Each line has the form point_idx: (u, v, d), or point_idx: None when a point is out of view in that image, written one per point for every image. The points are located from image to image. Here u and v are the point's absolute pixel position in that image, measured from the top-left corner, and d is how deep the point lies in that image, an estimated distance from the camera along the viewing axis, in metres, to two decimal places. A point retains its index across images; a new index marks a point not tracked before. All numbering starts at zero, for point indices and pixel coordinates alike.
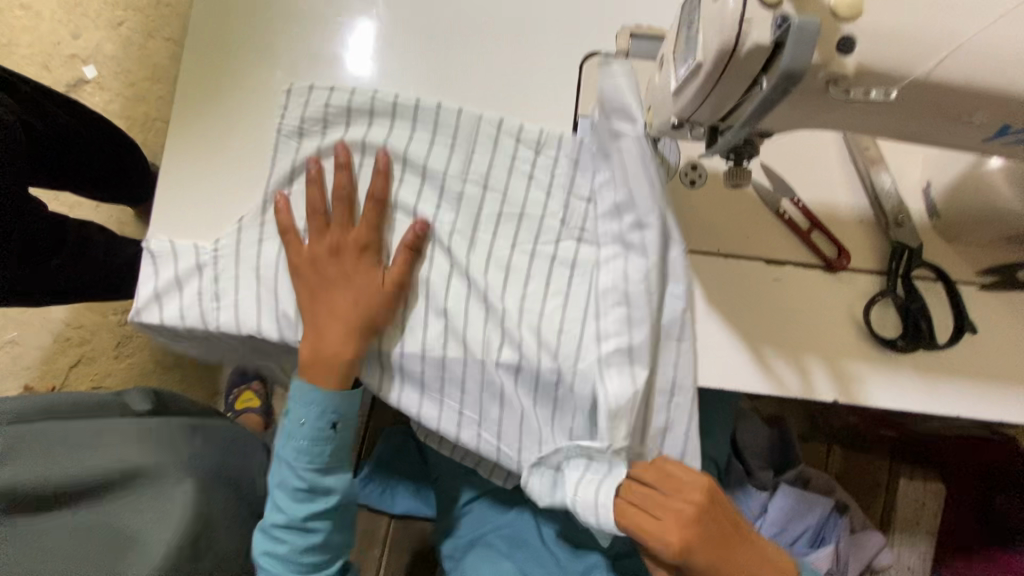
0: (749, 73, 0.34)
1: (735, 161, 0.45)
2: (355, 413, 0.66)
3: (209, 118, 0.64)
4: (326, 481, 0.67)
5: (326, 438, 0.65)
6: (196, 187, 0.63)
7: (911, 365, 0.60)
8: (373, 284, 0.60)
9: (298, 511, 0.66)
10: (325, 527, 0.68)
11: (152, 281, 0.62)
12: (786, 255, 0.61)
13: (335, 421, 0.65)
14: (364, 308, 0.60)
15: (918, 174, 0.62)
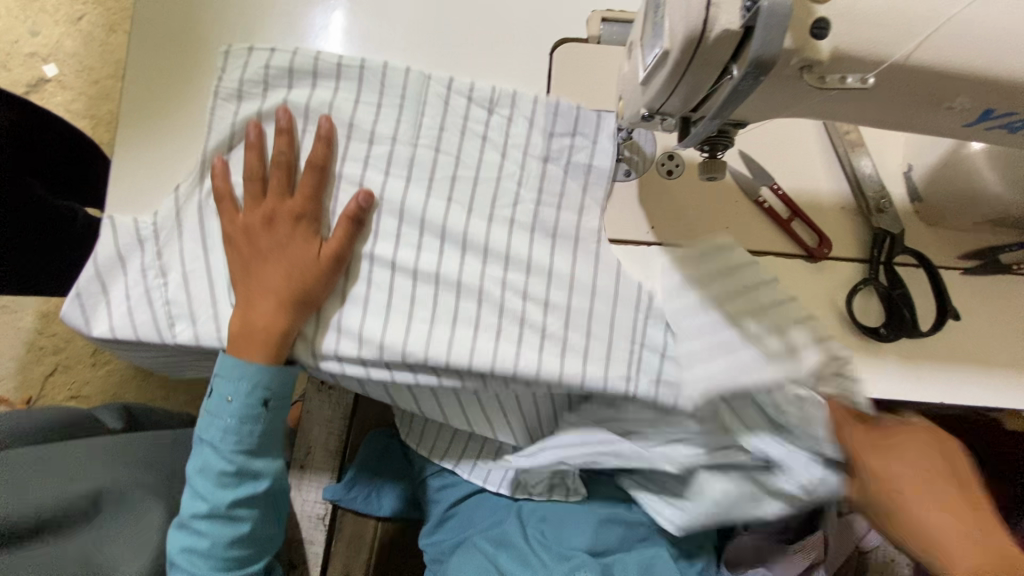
0: (717, 61, 0.32)
1: (709, 153, 0.43)
2: (291, 390, 0.59)
3: (166, 113, 0.60)
4: (256, 463, 0.58)
5: (260, 415, 0.57)
6: (149, 183, 0.60)
7: (894, 354, 0.59)
8: (316, 254, 0.54)
9: (222, 497, 0.57)
10: (252, 516, 0.59)
11: (94, 271, 0.57)
12: (766, 245, 0.60)
13: (266, 398, 0.57)
14: (293, 280, 0.54)
15: (899, 157, 0.61)
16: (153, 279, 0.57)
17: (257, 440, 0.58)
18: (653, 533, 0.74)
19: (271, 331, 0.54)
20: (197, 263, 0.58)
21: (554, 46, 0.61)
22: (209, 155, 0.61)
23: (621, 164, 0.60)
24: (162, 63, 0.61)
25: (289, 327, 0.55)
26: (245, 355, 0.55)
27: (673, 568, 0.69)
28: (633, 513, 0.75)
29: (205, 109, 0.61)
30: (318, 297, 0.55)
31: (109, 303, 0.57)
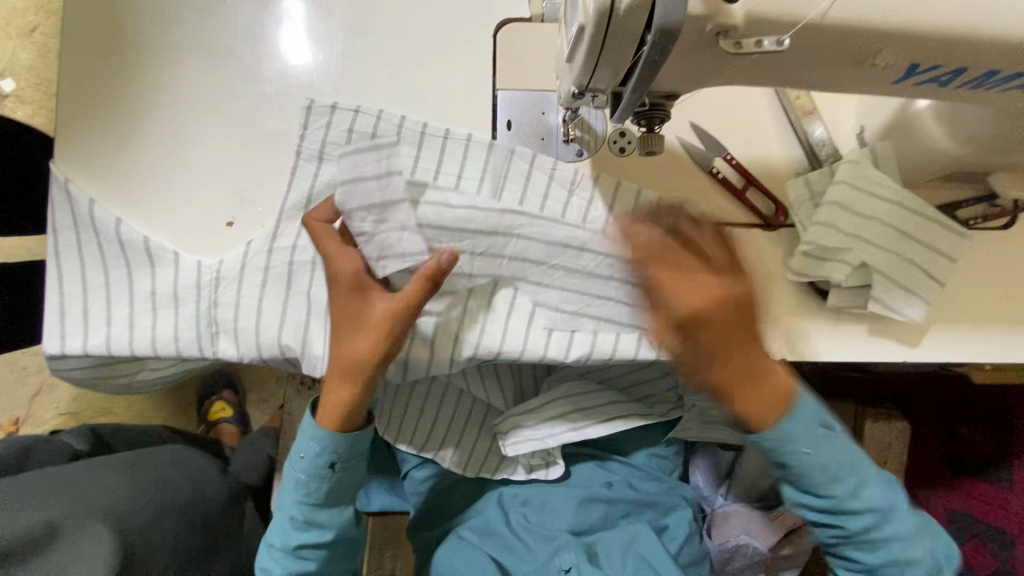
0: (632, 36, 0.32)
1: (646, 128, 0.43)
2: (360, 451, 0.59)
3: (124, 113, 0.59)
4: (322, 515, 0.60)
5: (326, 476, 0.58)
6: (130, 188, 0.59)
7: (857, 316, 0.59)
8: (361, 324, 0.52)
9: (293, 539, 0.61)
10: (319, 557, 0.62)
11: (147, 291, 0.58)
12: (721, 216, 0.60)
13: (333, 461, 0.57)
14: (360, 353, 0.52)
15: (852, 120, 0.60)
16: (198, 300, 0.58)
17: (325, 495, 0.59)
18: (634, 509, 0.76)
19: (346, 397, 0.54)
20: (201, 283, 0.58)
21: (496, 26, 0.60)
22: (175, 153, 0.59)
23: (572, 143, 0.59)
24: (114, 60, 0.60)
25: (353, 400, 0.54)
26: (317, 416, 0.57)
27: (654, 541, 0.72)
28: (613, 491, 0.77)
29: (169, 105, 0.60)
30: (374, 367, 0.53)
31: (149, 318, 0.58)
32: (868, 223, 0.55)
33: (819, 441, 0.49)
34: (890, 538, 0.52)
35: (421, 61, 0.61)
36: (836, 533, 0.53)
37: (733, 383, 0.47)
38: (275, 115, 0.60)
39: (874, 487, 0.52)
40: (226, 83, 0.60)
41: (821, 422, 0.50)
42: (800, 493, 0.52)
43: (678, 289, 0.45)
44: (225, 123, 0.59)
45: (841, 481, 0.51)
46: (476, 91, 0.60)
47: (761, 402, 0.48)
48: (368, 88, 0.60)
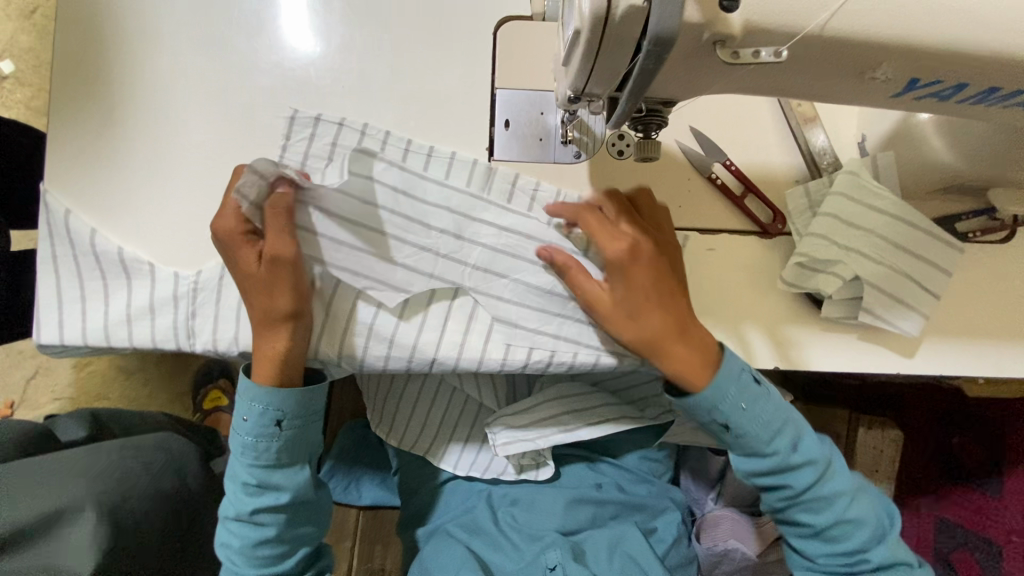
0: (628, 41, 0.31)
1: (643, 134, 0.42)
2: (308, 408, 0.57)
3: (106, 119, 0.58)
4: (275, 476, 0.57)
5: (273, 434, 0.56)
6: (109, 197, 0.57)
7: (852, 326, 0.58)
8: (281, 275, 0.52)
9: (245, 506, 0.57)
10: (277, 522, 0.58)
11: (122, 305, 0.56)
12: (718, 222, 0.59)
13: (280, 418, 0.56)
14: (272, 292, 0.52)
15: (854, 128, 0.59)
16: (174, 311, 0.56)
17: (274, 456, 0.57)
18: (622, 512, 0.77)
19: (277, 349, 0.54)
20: (178, 292, 0.56)
21: (496, 23, 0.59)
22: (159, 158, 0.58)
23: (571, 145, 0.59)
24: (101, 64, 0.58)
25: (287, 350, 0.54)
26: (256, 375, 0.55)
27: (641, 544, 0.72)
28: (602, 492, 0.77)
29: (154, 113, 0.58)
30: (300, 312, 0.53)
31: (124, 333, 0.56)
32: (865, 235, 0.54)
33: (740, 385, 0.53)
34: (832, 494, 0.55)
35: (418, 55, 0.60)
36: (784, 494, 0.55)
37: (665, 332, 0.52)
38: (271, 110, 0.59)
39: (810, 439, 0.55)
40: (219, 73, 0.59)
41: (747, 370, 0.54)
42: (744, 455, 0.55)
43: (599, 226, 0.54)
44: (217, 113, 0.58)
45: (782, 434, 0.53)
46: (474, 88, 0.59)
47: (677, 360, 0.52)
48: (365, 83, 0.59)
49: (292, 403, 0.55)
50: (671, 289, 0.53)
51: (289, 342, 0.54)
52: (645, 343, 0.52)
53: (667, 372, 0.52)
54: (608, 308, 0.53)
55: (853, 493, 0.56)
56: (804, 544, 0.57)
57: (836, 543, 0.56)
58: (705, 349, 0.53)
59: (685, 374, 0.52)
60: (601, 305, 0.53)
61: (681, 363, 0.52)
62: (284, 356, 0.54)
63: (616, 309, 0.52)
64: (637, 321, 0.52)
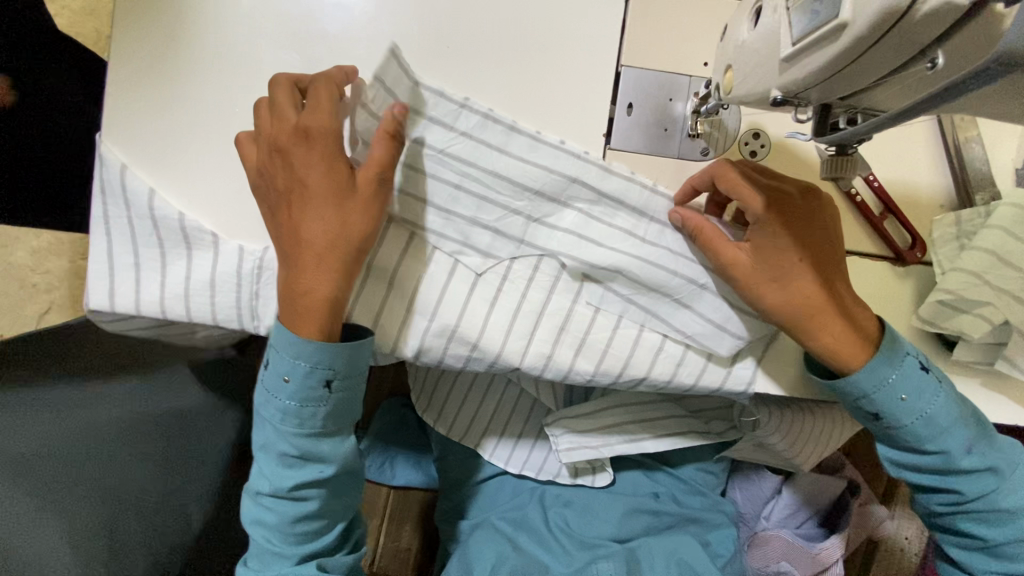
0: (908, 46, 0.25)
1: (839, 149, 0.35)
2: (362, 370, 0.47)
3: (171, 57, 0.50)
4: (320, 445, 0.47)
5: (322, 398, 0.46)
6: (168, 150, 0.50)
7: (978, 371, 0.53)
8: (366, 200, 0.44)
9: (286, 479, 0.47)
10: (320, 496, 0.49)
11: (180, 278, 0.50)
12: (849, 241, 0.53)
13: (329, 378, 0.45)
14: (354, 216, 0.44)
15: (1013, 154, 0.53)
16: (238, 290, 0.50)
17: (322, 423, 0.47)
18: (679, 523, 0.73)
19: (325, 291, 0.44)
20: (244, 271, 0.50)
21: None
22: (231, 109, 0.51)
23: (698, 139, 0.52)
24: None
25: (338, 297, 0.44)
26: (291, 323, 0.45)
27: (701, 556, 0.69)
28: (660, 502, 0.74)
29: (226, 55, 0.50)
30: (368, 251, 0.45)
31: (181, 307, 0.50)
32: (1022, 277, 0.48)
33: (903, 370, 0.46)
34: (1015, 507, 0.47)
35: (534, 16, 0.51)
36: (949, 499, 0.49)
37: (818, 303, 0.46)
38: (363, 64, 0.51)
39: (985, 441, 0.48)
40: (303, 16, 0.51)
41: (916, 357, 0.47)
42: (894, 446, 0.49)
43: (734, 173, 0.46)
44: (299, 62, 0.51)
45: (952, 433, 0.46)
46: (595, 62, 0.52)
47: (837, 337, 0.46)
48: (471, 43, 0.51)
49: (336, 357, 0.45)
50: (813, 249, 0.46)
51: (343, 287, 0.45)
52: (791, 315, 0.46)
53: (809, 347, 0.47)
54: (746, 272, 0.46)
55: None
56: (972, 559, 0.49)
57: (1011, 561, 0.48)
58: (859, 324, 0.47)
59: (836, 355, 0.46)
60: (737, 266, 0.46)
61: (831, 337, 0.46)
62: (337, 303, 0.45)
63: (759, 274, 0.46)
64: (784, 284, 0.46)
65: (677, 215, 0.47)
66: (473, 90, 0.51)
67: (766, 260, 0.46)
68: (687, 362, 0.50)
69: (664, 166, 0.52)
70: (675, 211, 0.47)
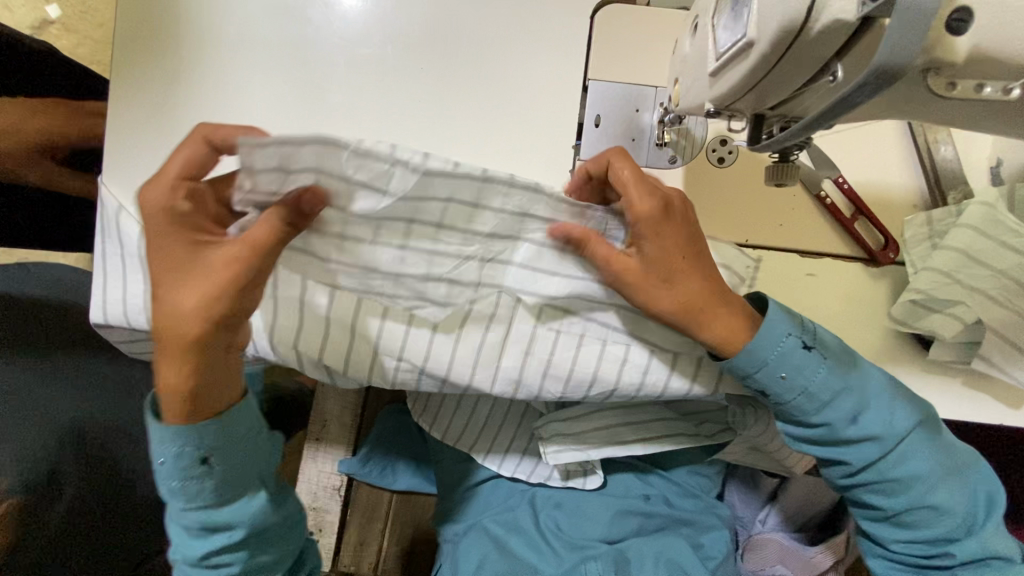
0: (813, 60, 0.26)
1: (781, 157, 0.36)
2: (245, 433, 0.44)
3: (166, 91, 0.54)
4: (221, 515, 0.44)
5: (203, 473, 0.43)
6: None
7: (957, 370, 0.53)
8: (209, 281, 0.38)
9: (198, 550, 0.45)
10: (242, 560, 0.46)
11: None
12: (822, 244, 0.54)
13: (204, 455, 0.42)
14: (212, 295, 0.38)
15: (986, 152, 0.53)
16: None
17: (216, 494, 0.44)
18: (670, 525, 0.74)
19: (175, 381, 0.40)
20: None
21: (595, 6, 0.53)
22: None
23: (666, 148, 0.53)
24: (161, 27, 0.54)
25: (190, 389, 0.40)
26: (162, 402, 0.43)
27: (688, 557, 0.70)
28: (650, 504, 0.74)
29: (217, 86, 0.54)
30: (209, 344, 0.39)
31: None
32: (992, 275, 0.48)
33: (783, 350, 0.47)
34: (911, 477, 0.49)
35: (504, 36, 0.54)
36: (843, 471, 0.51)
37: (702, 298, 0.46)
38: (341, 88, 0.54)
39: (875, 410, 0.49)
40: (286, 43, 0.54)
41: (796, 335, 0.47)
42: (789, 423, 0.50)
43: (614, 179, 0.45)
44: (283, 86, 0.54)
45: (833, 405, 0.48)
46: (563, 77, 0.54)
47: (725, 326, 0.46)
48: (444, 63, 0.54)
49: (220, 437, 0.42)
50: (693, 244, 0.46)
51: (207, 367, 0.40)
52: (684, 315, 0.46)
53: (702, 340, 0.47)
54: (635, 280, 0.45)
55: (941, 476, 0.49)
56: (876, 527, 0.52)
57: (913, 528, 0.51)
58: (743, 310, 0.48)
59: (725, 344, 0.47)
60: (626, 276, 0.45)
61: (720, 328, 0.46)
62: (204, 380, 0.41)
63: (650, 280, 0.45)
64: (672, 285, 0.45)
65: (558, 232, 0.46)
66: (447, 108, 0.54)
67: (653, 263, 0.45)
68: (652, 371, 0.51)
69: None
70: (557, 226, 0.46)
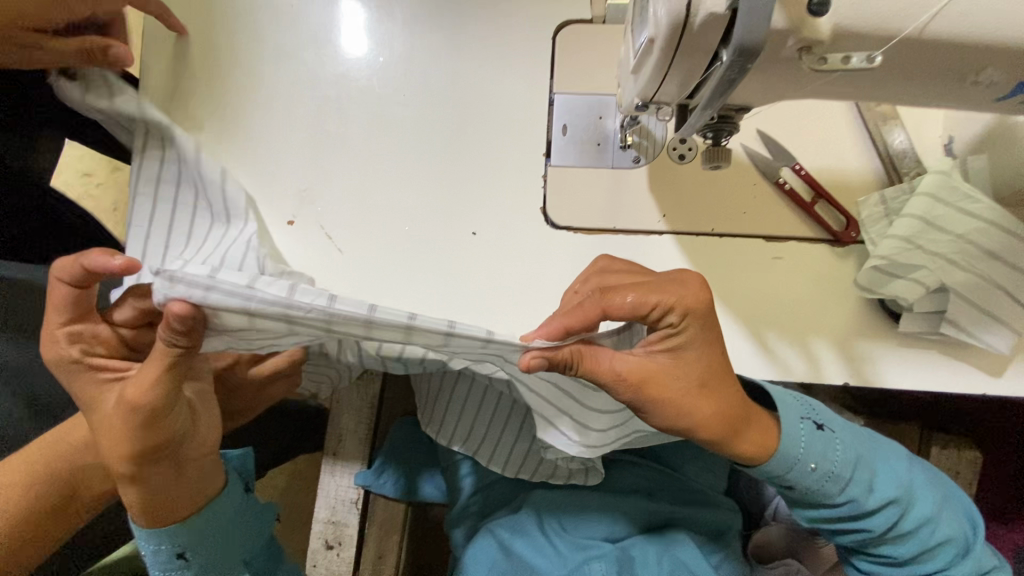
0: (699, 49, 0.31)
1: (713, 141, 0.41)
2: (227, 528, 0.49)
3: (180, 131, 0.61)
4: None
5: (182, 567, 0.47)
6: None
7: (933, 341, 0.54)
8: (117, 419, 0.40)
9: None
10: None
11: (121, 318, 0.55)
12: (787, 229, 0.56)
13: (180, 552, 0.47)
14: (123, 439, 0.41)
15: (938, 130, 0.56)
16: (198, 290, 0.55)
17: None
18: (672, 519, 0.75)
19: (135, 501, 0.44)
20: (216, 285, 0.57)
21: (557, 28, 0.59)
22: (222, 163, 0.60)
23: (630, 149, 0.57)
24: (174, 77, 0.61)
25: (146, 504, 0.44)
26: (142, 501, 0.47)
27: (693, 550, 0.70)
28: (652, 501, 0.75)
29: (225, 124, 0.61)
30: (144, 472, 0.42)
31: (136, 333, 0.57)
32: (953, 239, 0.51)
33: (807, 440, 0.52)
34: (914, 527, 0.54)
35: (478, 60, 0.60)
36: (864, 538, 0.55)
37: (742, 409, 0.48)
38: (335, 118, 0.60)
39: (885, 476, 0.54)
40: (285, 80, 0.61)
41: (809, 419, 0.53)
42: (817, 505, 0.54)
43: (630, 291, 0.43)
44: (285, 119, 0.61)
45: (854, 481, 0.53)
46: (532, 93, 0.59)
47: (760, 436, 0.50)
48: (426, 89, 0.60)
49: (190, 536, 0.46)
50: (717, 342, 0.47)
51: (154, 490, 0.44)
52: (731, 421, 0.48)
53: (738, 449, 0.50)
54: (664, 384, 0.44)
55: (938, 518, 0.55)
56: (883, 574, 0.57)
57: (921, 567, 0.56)
58: (767, 420, 0.52)
59: (758, 449, 0.50)
60: (651, 383, 0.44)
61: (755, 435, 0.50)
62: (157, 497, 0.44)
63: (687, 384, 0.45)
64: (711, 390, 0.46)
65: (537, 358, 0.41)
66: (429, 127, 0.60)
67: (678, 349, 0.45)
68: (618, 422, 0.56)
69: (602, 175, 0.58)
70: (527, 356, 0.41)
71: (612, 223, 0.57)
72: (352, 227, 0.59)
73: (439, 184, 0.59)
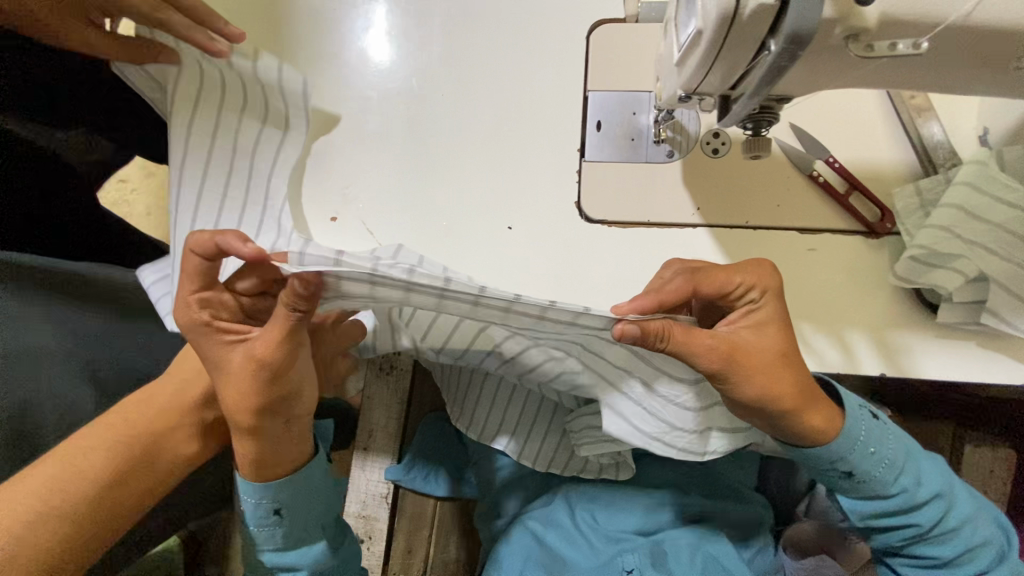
0: (748, 39, 0.32)
1: (754, 131, 0.43)
2: (306, 498, 0.53)
3: None
4: (288, 556, 0.54)
5: (275, 523, 0.52)
6: None
7: (970, 332, 0.54)
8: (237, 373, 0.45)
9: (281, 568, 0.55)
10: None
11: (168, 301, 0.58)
12: (820, 221, 0.57)
13: (276, 508, 0.52)
14: (249, 393, 0.45)
15: (972, 121, 0.56)
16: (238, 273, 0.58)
17: (284, 540, 0.53)
18: (703, 513, 0.75)
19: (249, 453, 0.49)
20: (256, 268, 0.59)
21: (591, 28, 0.61)
22: None
23: (664, 144, 0.59)
24: None
25: (260, 457, 0.49)
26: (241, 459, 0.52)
27: (725, 543, 0.71)
28: (683, 495, 0.76)
29: None
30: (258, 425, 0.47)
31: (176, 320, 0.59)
32: (993, 228, 0.51)
33: (869, 428, 0.52)
34: (958, 525, 0.54)
35: (511, 60, 0.62)
36: (909, 533, 0.55)
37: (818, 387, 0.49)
38: (375, 117, 0.63)
39: (931, 472, 0.54)
40: (327, 81, 0.63)
41: (867, 409, 0.53)
42: (864, 496, 0.54)
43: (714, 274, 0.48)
44: (326, 118, 0.63)
45: (905, 473, 0.53)
46: (566, 91, 0.61)
47: (835, 418, 0.50)
48: (463, 88, 0.62)
49: (287, 494, 0.51)
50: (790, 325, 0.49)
51: (267, 443, 0.49)
52: (808, 400, 0.48)
53: (807, 430, 0.50)
54: (749, 354, 0.46)
55: (977, 519, 0.55)
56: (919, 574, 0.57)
57: (960, 569, 0.56)
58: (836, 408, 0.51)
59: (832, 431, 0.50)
60: (739, 352, 0.46)
61: (828, 419, 0.50)
62: (268, 447, 0.49)
63: (768, 355, 0.47)
64: (791, 365, 0.47)
65: (631, 327, 0.42)
66: (466, 125, 0.62)
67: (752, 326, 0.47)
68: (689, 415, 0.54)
69: (636, 171, 0.59)
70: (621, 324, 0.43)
71: (646, 217, 0.58)
72: (393, 222, 0.61)
73: (476, 179, 0.61)
